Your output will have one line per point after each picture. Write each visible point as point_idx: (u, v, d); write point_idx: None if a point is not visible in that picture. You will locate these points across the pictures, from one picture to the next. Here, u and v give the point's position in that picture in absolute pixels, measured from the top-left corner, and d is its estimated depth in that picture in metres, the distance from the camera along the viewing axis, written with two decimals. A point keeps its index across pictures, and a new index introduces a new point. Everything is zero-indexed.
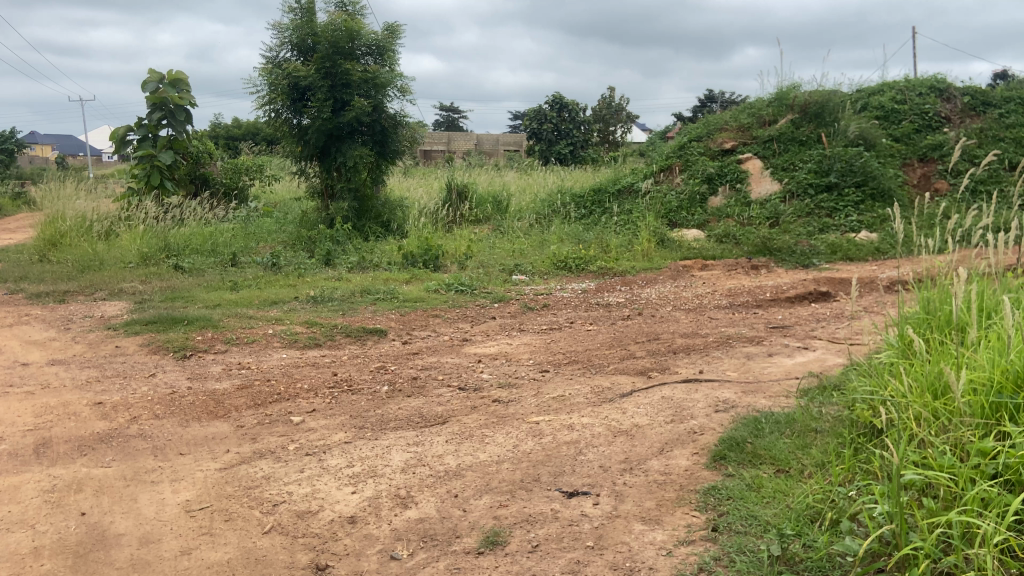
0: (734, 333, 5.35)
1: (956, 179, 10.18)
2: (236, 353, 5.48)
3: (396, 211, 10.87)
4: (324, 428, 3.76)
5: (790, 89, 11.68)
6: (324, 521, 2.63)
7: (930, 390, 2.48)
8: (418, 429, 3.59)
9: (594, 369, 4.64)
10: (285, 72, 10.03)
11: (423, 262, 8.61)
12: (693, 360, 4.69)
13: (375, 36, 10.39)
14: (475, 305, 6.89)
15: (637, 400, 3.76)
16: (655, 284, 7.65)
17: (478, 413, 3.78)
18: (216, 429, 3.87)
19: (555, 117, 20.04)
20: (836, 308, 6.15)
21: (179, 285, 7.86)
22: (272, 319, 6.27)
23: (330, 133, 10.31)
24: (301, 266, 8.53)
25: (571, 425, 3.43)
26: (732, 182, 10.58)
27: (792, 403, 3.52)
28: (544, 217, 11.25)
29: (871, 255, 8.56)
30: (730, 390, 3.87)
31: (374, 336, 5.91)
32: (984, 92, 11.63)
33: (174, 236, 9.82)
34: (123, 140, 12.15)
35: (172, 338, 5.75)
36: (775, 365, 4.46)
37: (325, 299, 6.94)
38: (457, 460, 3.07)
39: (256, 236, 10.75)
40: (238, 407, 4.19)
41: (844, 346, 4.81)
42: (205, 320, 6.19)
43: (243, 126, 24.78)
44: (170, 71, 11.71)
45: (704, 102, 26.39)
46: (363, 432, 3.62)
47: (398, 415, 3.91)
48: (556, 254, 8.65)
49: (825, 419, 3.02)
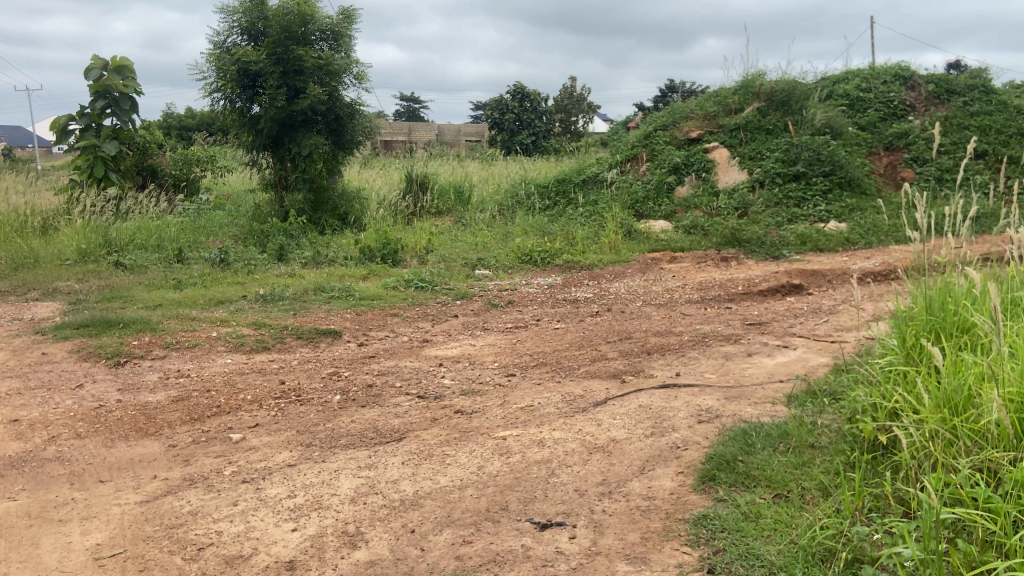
0: (710, 331, 5.07)
1: (922, 167, 10.09)
2: (176, 359, 5.04)
3: (354, 203, 10.40)
4: (267, 447, 3.37)
5: (755, 77, 11.50)
6: (257, 568, 2.26)
7: (947, 403, 2.24)
8: (372, 447, 3.22)
9: (563, 373, 4.32)
10: (233, 58, 9.49)
11: (381, 256, 8.19)
12: (668, 361, 4.40)
13: (330, 20, 9.90)
14: (436, 302, 6.52)
15: (613, 410, 3.44)
16: (623, 278, 7.37)
17: (439, 427, 3.43)
18: (144, 450, 3.45)
19: (516, 106, 19.67)
20: (812, 302, 5.93)
21: (119, 284, 7.32)
22: (217, 320, 5.82)
23: (283, 122, 9.81)
24: (251, 262, 8.05)
25: (542, 441, 3.10)
26: (698, 172, 10.36)
27: (782, 412, 3.25)
28: (508, 208, 10.89)
29: (841, 245, 8.38)
30: (712, 396, 3.58)
31: (328, 337, 5.51)
32: (948, 81, 11.59)
33: (115, 231, 9.23)
34: (64, 130, 11.46)
35: (106, 343, 5.27)
36: (755, 366, 4.19)
37: (276, 297, 6.50)
38: (414, 487, 2.72)
39: (206, 230, 10.21)
40: (172, 423, 3.77)
41: (826, 344, 4.58)
42: (144, 322, 5.70)
43: (196, 116, 23.86)
44: (114, 57, 11.04)
45: (665, 92, 26.28)
46: (310, 452, 3.24)
47: (350, 430, 3.53)
48: (521, 247, 8.31)
49: (823, 432, 2.76)
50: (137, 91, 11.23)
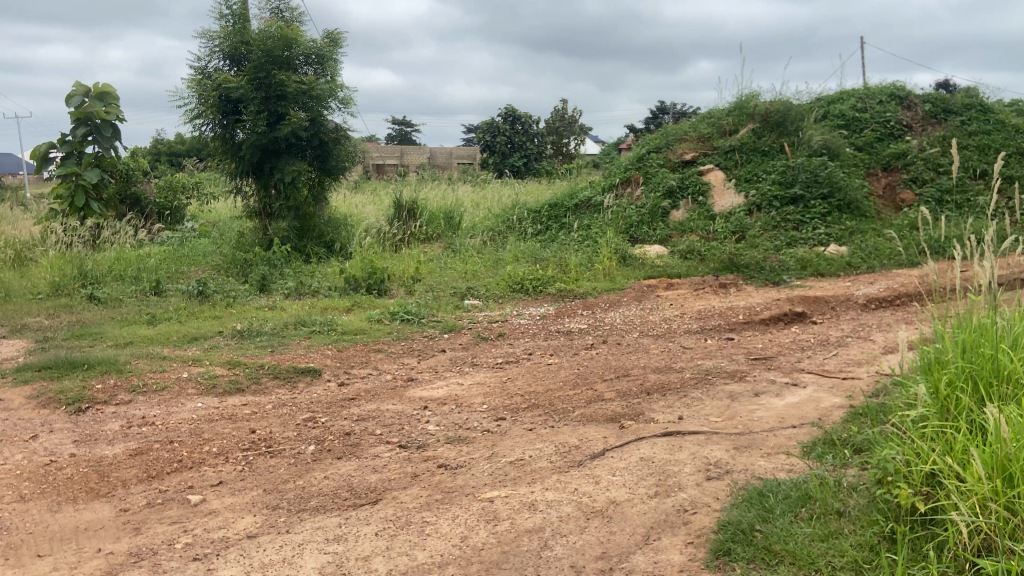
0: (714, 367, 4.75)
1: (921, 188, 9.88)
2: (142, 404, 4.69)
3: (341, 230, 10.10)
4: (229, 511, 3.04)
5: (749, 97, 11.31)
6: None
7: (1001, 471, 2.01)
8: (344, 512, 2.88)
9: (557, 418, 4.00)
10: (214, 83, 9.24)
11: (366, 287, 7.88)
12: (670, 403, 4.07)
13: (315, 44, 9.68)
14: (423, 336, 6.19)
15: (612, 464, 3.11)
16: (619, 307, 7.06)
17: (420, 486, 3.08)
18: (92, 515, 3.11)
19: (508, 129, 19.47)
20: (820, 333, 5.64)
21: (90, 320, 6.96)
22: (189, 359, 5.48)
23: (266, 148, 9.55)
24: (232, 294, 7.72)
25: (533, 504, 2.77)
26: (693, 196, 10.11)
27: (799, 468, 2.94)
28: (499, 233, 10.62)
29: (843, 270, 8.10)
30: (721, 446, 3.26)
31: (306, 377, 5.18)
32: (944, 100, 11.42)
33: (93, 263, 8.88)
34: (45, 158, 11.16)
35: (66, 387, 4.90)
36: (764, 409, 3.89)
37: (254, 333, 6.17)
38: (386, 566, 2.41)
39: (188, 260, 9.87)
40: (126, 482, 3.43)
41: (838, 382, 4.28)
42: (110, 363, 5.35)
43: (186, 141, 23.51)
44: (96, 83, 10.77)
45: (656, 113, 26.24)
46: (275, 518, 2.91)
47: (321, 488, 3.19)
48: (512, 275, 8.02)
49: (849, 493, 2.48)
50: (119, 118, 10.92)
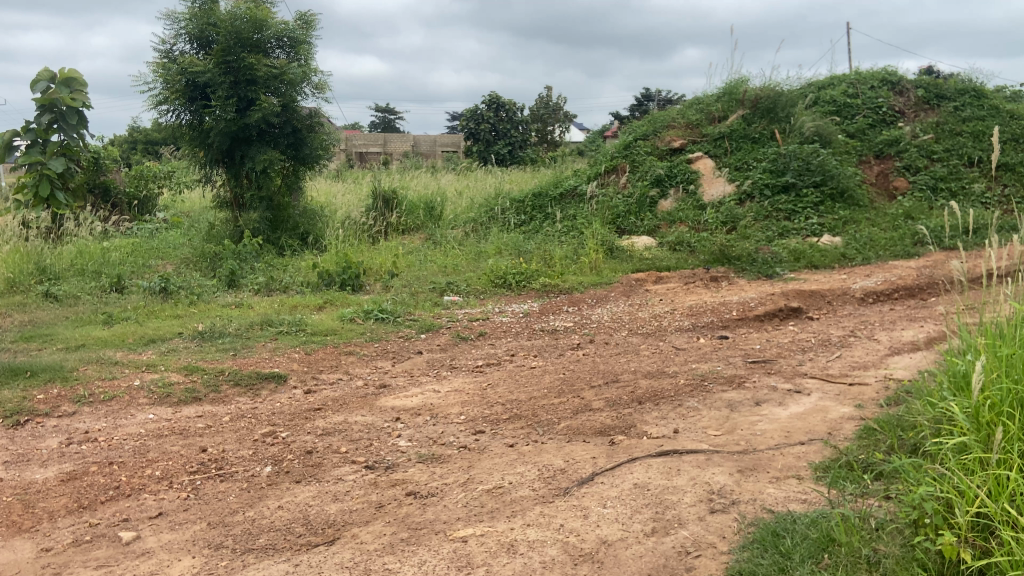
0: (710, 371, 4.39)
1: (915, 176, 9.56)
2: (88, 416, 4.28)
3: (315, 221, 9.65)
4: (165, 551, 2.66)
5: (739, 82, 10.97)
6: None
7: None
8: (294, 556, 2.52)
9: (540, 431, 3.63)
10: (179, 67, 8.75)
11: (340, 282, 7.46)
12: (664, 414, 3.71)
13: (287, 25, 9.20)
14: (398, 337, 5.80)
15: (602, 493, 2.75)
16: (606, 303, 6.70)
17: (383, 521, 2.71)
18: (9, 556, 2.72)
19: (492, 116, 19.00)
20: (819, 332, 5.31)
21: (42, 321, 6.49)
22: (143, 365, 5.06)
23: (235, 135, 9.09)
24: (196, 290, 7.28)
25: (512, 545, 2.41)
26: (682, 184, 9.77)
27: (814, 499, 2.59)
28: (481, 225, 10.23)
29: (838, 261, 7.76)
30: (724, 469, 2.90)
31: (269, 383, 4.79)
32: (937, 85, 11.13)
33: (50, 257, 8.38)
34: (8, 147, 10.58)
35: (4, 398, 4.47)
36: (766, 420, 3.54)
37: (217, 334, 5.76)
38: None
39: (155, 253, 9.41)
40: (53, 514, 3.03)
41: (844, 389, 3.94)
42: (57, 370, 4.92)
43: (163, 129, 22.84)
44: (62, 68, 10.20)
45: (641, 101, 25.87)
46: (216, 562, 2.54)
47: (274, 522, 2.81)
48: (494, 269, 7.62)
49: (878, 536, 2.14)
50: (85, 105, 10.35)
